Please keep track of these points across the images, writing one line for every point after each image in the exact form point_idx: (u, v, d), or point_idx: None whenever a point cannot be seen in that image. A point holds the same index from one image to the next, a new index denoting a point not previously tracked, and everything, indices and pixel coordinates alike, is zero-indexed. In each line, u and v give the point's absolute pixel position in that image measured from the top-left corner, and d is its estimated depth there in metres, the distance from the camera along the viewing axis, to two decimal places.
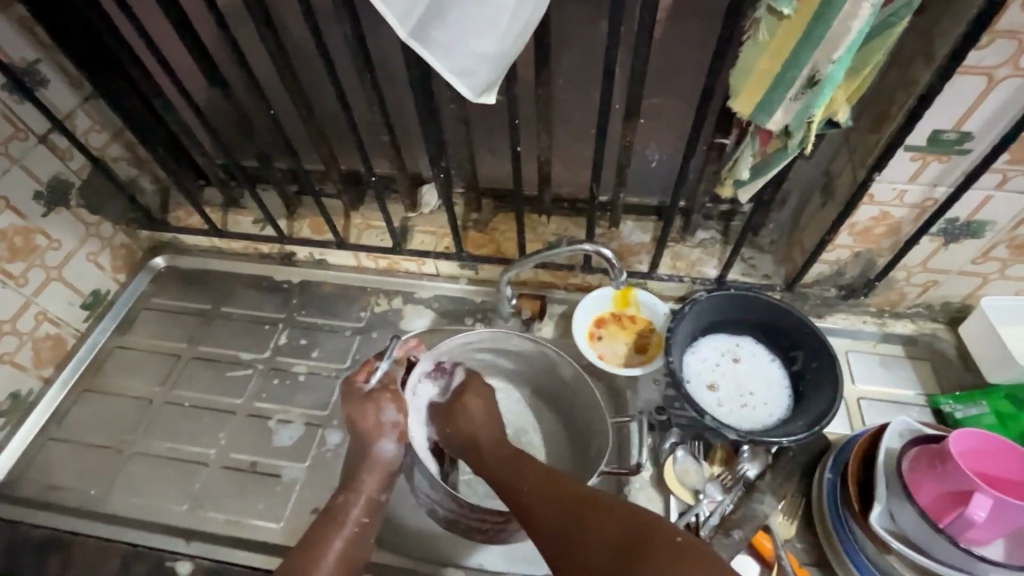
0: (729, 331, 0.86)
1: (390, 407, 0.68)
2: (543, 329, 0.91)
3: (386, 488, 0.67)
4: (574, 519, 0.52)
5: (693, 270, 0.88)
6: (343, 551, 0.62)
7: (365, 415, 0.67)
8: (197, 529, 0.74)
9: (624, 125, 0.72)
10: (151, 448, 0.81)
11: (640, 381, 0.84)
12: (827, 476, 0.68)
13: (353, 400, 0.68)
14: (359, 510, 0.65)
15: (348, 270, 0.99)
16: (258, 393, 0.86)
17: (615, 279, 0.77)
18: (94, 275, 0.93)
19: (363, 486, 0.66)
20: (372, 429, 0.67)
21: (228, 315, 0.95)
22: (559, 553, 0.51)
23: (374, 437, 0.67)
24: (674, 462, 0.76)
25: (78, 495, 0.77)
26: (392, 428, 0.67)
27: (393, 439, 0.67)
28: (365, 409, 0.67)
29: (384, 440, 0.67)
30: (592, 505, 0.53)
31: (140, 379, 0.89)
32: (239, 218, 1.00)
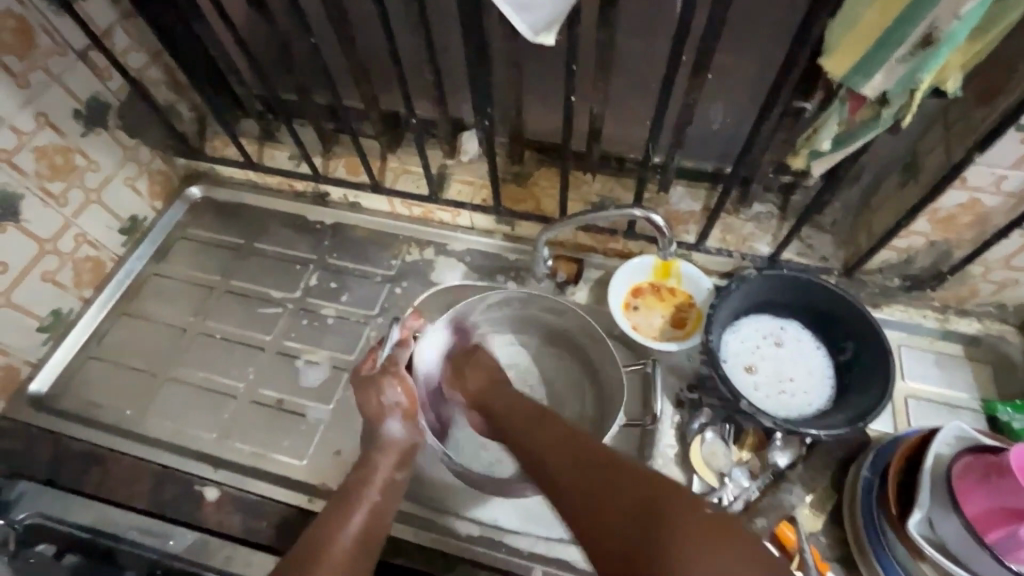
0: (773, 314, 0.81)
1: (391, 389, 0.67)
2: (576, 294, 0.87)
3: (402, 467, 0.65)
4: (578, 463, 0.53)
5: (743, 245, 0.82)
6: (363, 526, 0.60)
7: (368, 397, 0.67)
8: (224, 459, 0.76)
9: (690, 80, 0.65)
10: (183, 376, 0.83)
11: (673, 356, 0.80)
12: (863, 473, 0.66)
13: (359, 387, 0.68)
14: (375, 488, 0.63)
15: (381, 215, 0.97)
16: (287, 332, 0.87)
17: (663, 249, 0.72)
18: (132, 200, 0.93)
19: (377, 466, 0.64)
20: (376, 411, 0.66)
21: (261, 252, 0.95)
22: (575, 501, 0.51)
23: (380, 418, 0.66)
24: (701, 442, 0.73)
25: (114, 414, 0.80)
26: (395, 408, 0.66)
27: (397, 418, 0.66)
28: (370, 395, 0.67)
29: (389, 421, 0.66)
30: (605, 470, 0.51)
31: (174, 307, 0.90)
32: (275, 152, 0.98)
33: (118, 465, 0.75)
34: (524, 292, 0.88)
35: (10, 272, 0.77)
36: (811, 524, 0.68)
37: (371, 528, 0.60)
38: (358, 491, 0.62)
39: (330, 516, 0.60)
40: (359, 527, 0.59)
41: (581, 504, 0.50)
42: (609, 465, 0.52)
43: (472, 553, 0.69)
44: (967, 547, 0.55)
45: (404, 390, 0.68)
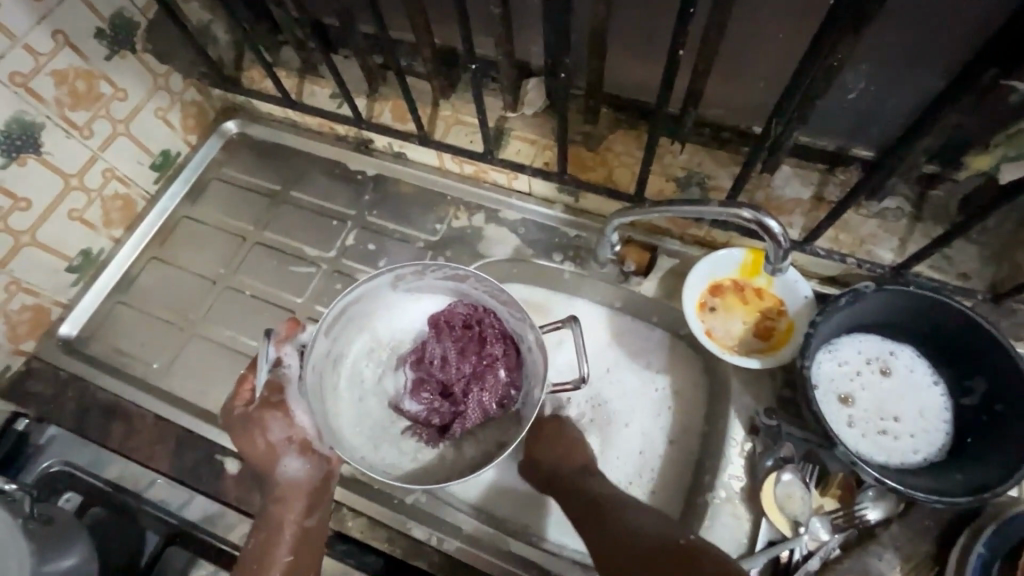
0: (886, 336, 0.67)
1: (276, 424, 0.61)
2: (644, 286, 0.75)
3: (313, 511, 0.61)
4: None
5: (860, 248, 0.67)
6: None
7: (252, 441, 0.61)
8: None
9: (841, 36, 0.49)
10: (211, 333, 0.78)
11: (752, 373, 0.68)
12: (976, 549, 0.54)
13: (236, 428, 0.61)
14: (287, 543, 0.59)
15: (428, 171, 0.85)
16: (320, 296, 0.80)
17: (775, 264, 0.55)
18: (164, 135, 0.85)
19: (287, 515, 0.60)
20: (265, 455, 0.61)
21: (297, 202, 0.87)
22: None
23: (273, 457, 0.61)
24: (775, 482, 0.62)
25: (141, 366, 0.77)
26: (288, 445, 0.61)
27: (295, 456, 0.61)
28: (256, 439, 0.61)
29: (284, 459, 0.61)
30: None
31: (205, 256, 0.84)
32: (316, 89, 0.87)
33: (143, 421, 0.72)
34: (583, 276, 0.77)
35: (35, 209, 0.72)
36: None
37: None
38: (270, 555, 0.58)
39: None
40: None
41: None
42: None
43: (497, 568, 0.63)
44: None
45: (286, 423, 0.61)
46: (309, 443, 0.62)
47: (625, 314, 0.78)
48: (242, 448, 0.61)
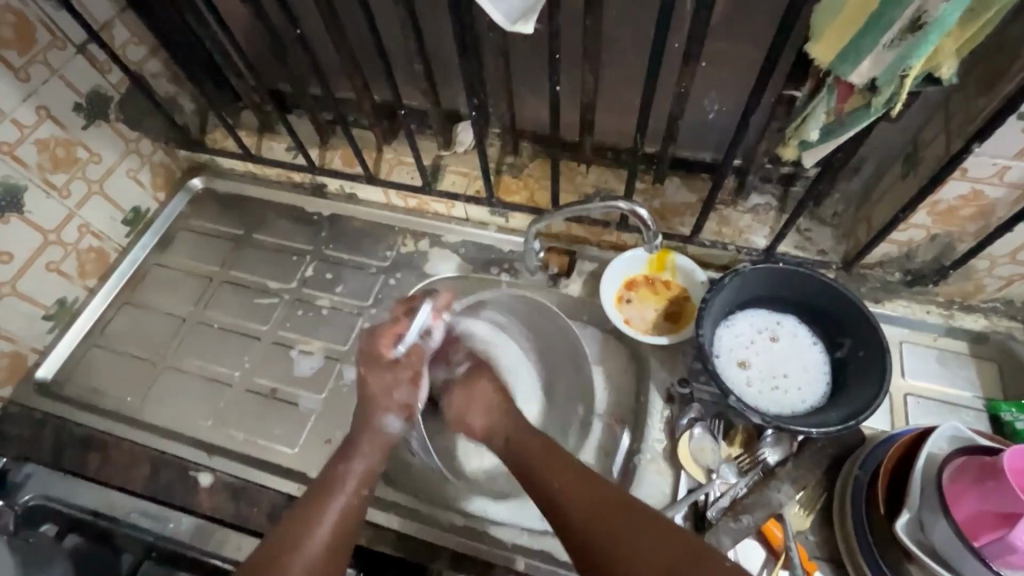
0: (770, 309, 0.79)
1: (405, 387, 0.69)
2: (570, 287, 0.86)
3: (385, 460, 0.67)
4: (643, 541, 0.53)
5: (739, 238, 0.81)
6: (339, 518, 0.60)
7: (383, 380, 0.69)
8: (218, 446, 0.78)
9: (681, 69, 0.64)
10: (182, 365, 0.85)
11: (665, 350, 0.79)
12: (855, 474, 0.64)
13: (371, 364, 0.69)
14: (353, 483, 0.63)
15: (377, 207, 0.97)
16: (283, 322, 0.88)
17: (649, 242, 0.71)
18: (135, 192, 0.95)
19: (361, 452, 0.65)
20: (379, 398, 0.68)
21: (260, 243, 0.96)
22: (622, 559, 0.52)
23: (379, 410, 0.68)
24: (690, 438, 0.72)
25: (115, 401, 0.83)
26: (401, 405, 0.69)
27: (399, 415, 0.68)
28: (386, 377, 0.69)
29: (389, 416, 0.68)
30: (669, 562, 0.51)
31: (174, 298, 0.92)
32: (273, 144, 0.98)
33: (118, 450, 0.77)
34: (518, 284, 0.88)
35: (16, 262, 0.79)
36: (796, 522, 0.67)
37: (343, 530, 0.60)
38: (336, 488, 0.62)
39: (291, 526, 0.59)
40: (330, 531, 0.59)
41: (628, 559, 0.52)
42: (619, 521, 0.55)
43: (455, 544, 0.69)
44: (955, 552, 0.54)
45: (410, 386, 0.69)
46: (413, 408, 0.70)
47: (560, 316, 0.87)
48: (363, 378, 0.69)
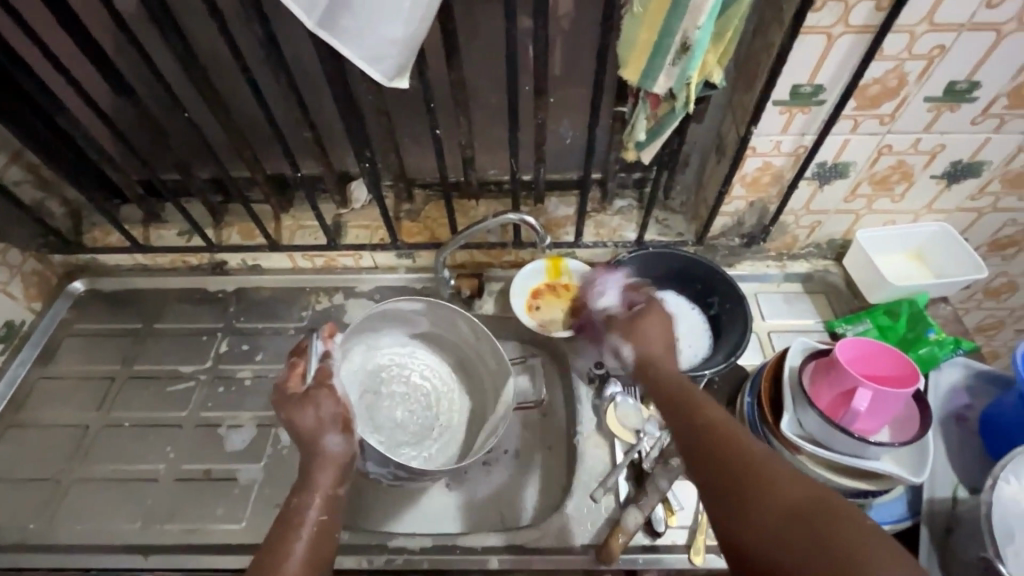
0: (656, 286, 0.93)
1: (329, 402, 0.65)
2: (484, 306, 0.95)
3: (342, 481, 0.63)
4: (779, 511, 0.48)
5: (614, 235, 0.96)
6: (309, 552, 0.57)
7: (305, 413, 0.64)
8: (153, 544, 0.73)
9: (535, 104, 0.78)
10: (95, 473, 0.79)
11: (579, 341, 0.90)
12: (746, 399, 0.78)
13: (290, 402, 0.65)
14: (316, 512, 0.59)
15: (285, 272, 0.99)
16: (204, 403, 0.85)
17: (541, 243, 0.85)
18: (7, 307, 0.88)
19: (316, 484, 0.61)
20: (313, 428, 0.63)
21: (162, 331, 0.93)
22: (727, 520, 0.50)
23: (319, 432, 0.63)
24: (614, 408, 0.82)
25: (15, 533, 0.74)
26: (333, 421, 0.64)
27: (338, 431, 0.64)
28: (307, 414, 0.64)
29: (328, 434, 0.63)
30: (812, 508, 0.47)
31: (70, 407, 0.85)
32: (162, 232, 0.98)
33: None
34: None
35: None
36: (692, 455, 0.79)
37: (314, 558, 0.56)
38: (291, 534, 0.57)
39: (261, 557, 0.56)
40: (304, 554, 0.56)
41: (734, 509, 0.50)
42: (754, 474, 0.51)
43: (428, 563, 0.72)
44: (826, 432, 0.67)
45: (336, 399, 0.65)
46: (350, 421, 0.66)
47: None
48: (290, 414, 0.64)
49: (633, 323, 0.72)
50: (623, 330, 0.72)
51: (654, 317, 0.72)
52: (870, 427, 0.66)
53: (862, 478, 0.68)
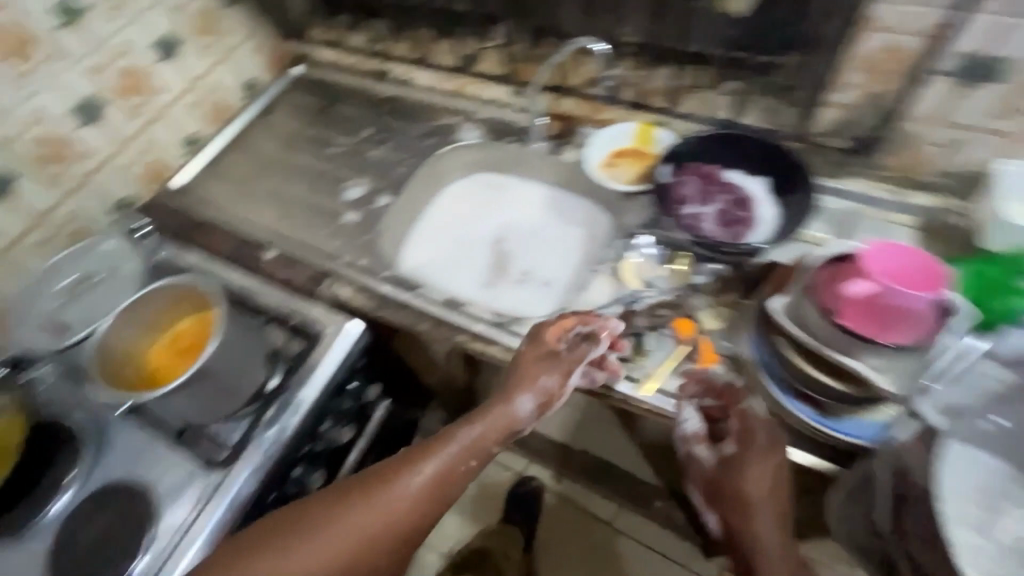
0: (747, 172, 0.90)
1: (527, 394, 0.73)
2: (567, 154, 1.03)
3: (492, 438, 0.72)
4: None
5: (713, 112, 0.94)
6: (428, 481, 0.67)
7: (534, 366, 0.74)
8: (283, 236, 1.04)
9: None
10: (268, 186, 1.14)
11: (635, 202, 0.95)
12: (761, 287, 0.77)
13: (538, 344, 0.75)
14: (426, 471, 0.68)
15: (427, 90, 1.20)
16: (343, 165, 1.14)
17: None
18: (253, 68, 1.26)
19: (425, 455, 0.69)
20: (523, 382, 0.73)
21: (336, 112, 1.24)
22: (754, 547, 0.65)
23: (512, 394, 0.73)
24: (635, 259, 0.87)
25: (220, 205, 1.13)
26: (544, 394, 0.73)
27: (533, 400, 0.73)
28: (547, 365, 0.74)
29: (521, 397, 0.73)
30: None
31: (270, 145, 1.22)
32: (355, 39, 1.26)
33: (217, 231, 1.07)
34: (525, 150, 1.06)
35: (173, 93, 1.11)
36: None
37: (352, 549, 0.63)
38: (331, 512, 0.65)
39: (303, 505, 0.67)
40: (418, 486, 0.66)
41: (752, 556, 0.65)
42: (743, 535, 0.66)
43: (437, 309, 0.91)
44: (806, 307, 0.66)
45: (558, 380, 0.74)
46: (549, 403, 0.74)
47: (557, 187, 1.10)
48: (527, 356, 0.75)
49: (720, 486, 0.69)
50: (708, 495, 0.71)
51: (753, 463, 0.67)
52: (616, 366, 0.76)
53: (828, 371, 0.66)
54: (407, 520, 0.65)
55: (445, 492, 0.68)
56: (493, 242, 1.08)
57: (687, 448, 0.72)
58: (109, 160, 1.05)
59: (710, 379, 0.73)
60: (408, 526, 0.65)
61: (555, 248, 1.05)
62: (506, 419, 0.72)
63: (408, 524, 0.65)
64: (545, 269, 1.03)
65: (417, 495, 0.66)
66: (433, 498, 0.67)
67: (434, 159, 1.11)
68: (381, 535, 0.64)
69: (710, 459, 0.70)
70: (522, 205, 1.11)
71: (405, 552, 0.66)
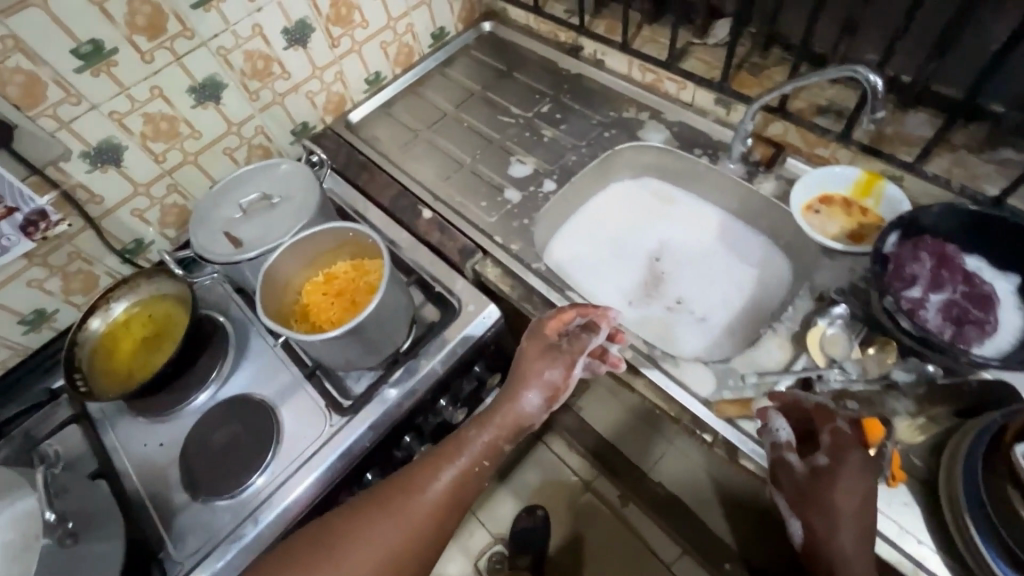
0: (988, 262, 0.74)
1: (533, 390, 0.72)
2: (763, 184, 0.91)
3: (500, 435, 0.71)
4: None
5: (971, 181, 0.77)
6: (450, 483, 0.68)
7: (538, 361, 0.73)
8: (442, 198, 1.02)
9: None
10: (435, 142, 1.13)
11: (834, 261, 0.83)
12: (993, 415, 0.63)
13: (547, 343, 0.74)
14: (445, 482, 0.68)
15: (617, 76, 1.11)
16: (512, 138, 1.09)
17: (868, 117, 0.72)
18: (446, 17, 1.23)
19: (443, 466, 0.69)
20: (530, 381, 0.72)
21: (515, 79, 1.19)
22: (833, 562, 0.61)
23: (521, 387, 0.72)
24: (825, 330, 0.76)
25: (386, 150, 1.13)
26: (547, 387, 0.72)
27: (541, 395, 0.72)
28: (543, 359, 0.73)
29: (527, 393, 0.72)
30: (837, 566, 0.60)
31: (443, 98, 1.20)
32: (555, 6, 1.19)
33: (379, 175, 1.07)
34: (715, 168, 0.95)
35: (370, 29, 1.11)
36: None
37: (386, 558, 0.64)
38: (350, 525, 0.66)
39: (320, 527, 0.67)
40: (444, 490, 0.68)
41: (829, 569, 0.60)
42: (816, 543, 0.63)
43: None
44: None
45: (562, 372, 0.73)
46: (556, 396, 0.73)
47: (736, 216, 0.99)
48: (528, 353, 0.74)
49: (813, 493, 0.63)
50: (793, 500, 0.65)
51: (852, 471, 0.63)
52: (616, 359, 0.77)
53: None
54: (431, 519, 0.67)
55: (467, 494, 0.69)
56: (649, 257, 1.00)
57: (778, 453, 0.66)
58: (300, 85, 1.08)
59: (800, 398, 0.68)
60: (433, 527, 0.67)
61: (717, 283, 0.95)
62: (512, 414, 0.71)
63: (433, 522, 0.67)
64: (698, 302, 0.94)
65: (439, 499, 0.67)
66: (456, 501, 0.69)
67: (609, 154, 1.03)
68: (412, 537, 0.65)
69: (801, 465, 0.65)
70: (689, 225, 1.02)
71: (436, 548, 0.68)
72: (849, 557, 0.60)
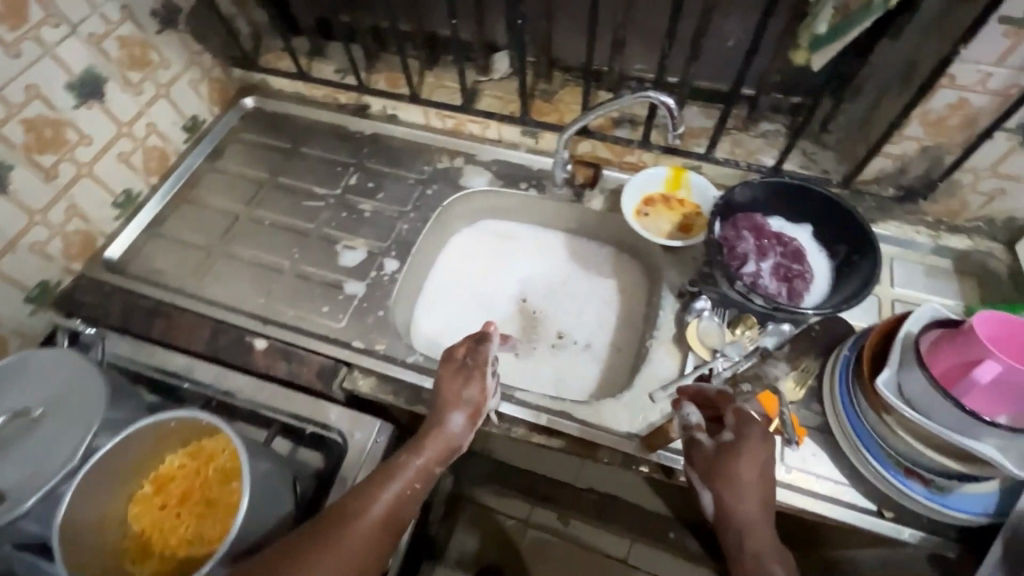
0: (789, 220, 0.86)
1: (455, 412, 0.68)
2: (592, 202, 0.95)
3: (430, 469, 0.65)
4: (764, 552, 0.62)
5: (751, 157, 0.91)
6: (393, 502, 0.61)
7: (454, 382, 0.70)
8: (272, 318, 0.86)
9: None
10: (236, 253, 0.94)
11: (678, 255, 0.89)
12: (845, 352, 0.73)
13: (449, 367, 0.71)
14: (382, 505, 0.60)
15: (417, 127, 1.05)
16: (329, 222, 0.97)
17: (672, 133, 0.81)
18: (195, 104, 1.03)
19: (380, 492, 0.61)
20: (450, 399, 0.69)
21: (306, 155, 1.05)
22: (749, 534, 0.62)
23: (444, 409, 0.68)
24: (698, 323, 0.81)
25: (174, 280, 0.91)
26: (467, 405, 0.68)
27: (464, 415, 0.68)
28: (456, 382, 0.70)
29: (452, 413, 0.68)
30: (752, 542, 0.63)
31: (226, 197, 1.01)
32: (322, 66, 1.08)
33: (179, 316, 0.86)
34: (545, 197, 0.96)
35: (96, 145, 0.87)
36: None
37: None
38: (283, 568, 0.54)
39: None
40: (385, 510, 0.60)
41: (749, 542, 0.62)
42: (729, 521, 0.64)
43: None
44: (928, 396, 0.60)
45: (479, 388, 0.70)
46: (477, 413, 0.69)
47: (579, 235, 1.01)
48: (443, 376, 0.70)
49: (717, 467, 0.65)
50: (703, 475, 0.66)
51: (752, 446, 0.64)
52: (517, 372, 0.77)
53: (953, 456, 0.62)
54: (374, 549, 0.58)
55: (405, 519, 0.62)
56: (516, 298, 0.98)
57: (688, 435, 0.67)
58: (16, 241, 0.80)
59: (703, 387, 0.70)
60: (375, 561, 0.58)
61: (587, 304, 0.96)
62: (437, 439, 0.66)
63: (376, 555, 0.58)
64: (577, 328, 0.94)
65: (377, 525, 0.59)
66: (397, 521, 0.61)
67: (440, 212, 0.97)
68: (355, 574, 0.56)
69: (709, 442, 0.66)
70: (540, 256, 1.01)
71: None
72: (752, 525, 0.62)
